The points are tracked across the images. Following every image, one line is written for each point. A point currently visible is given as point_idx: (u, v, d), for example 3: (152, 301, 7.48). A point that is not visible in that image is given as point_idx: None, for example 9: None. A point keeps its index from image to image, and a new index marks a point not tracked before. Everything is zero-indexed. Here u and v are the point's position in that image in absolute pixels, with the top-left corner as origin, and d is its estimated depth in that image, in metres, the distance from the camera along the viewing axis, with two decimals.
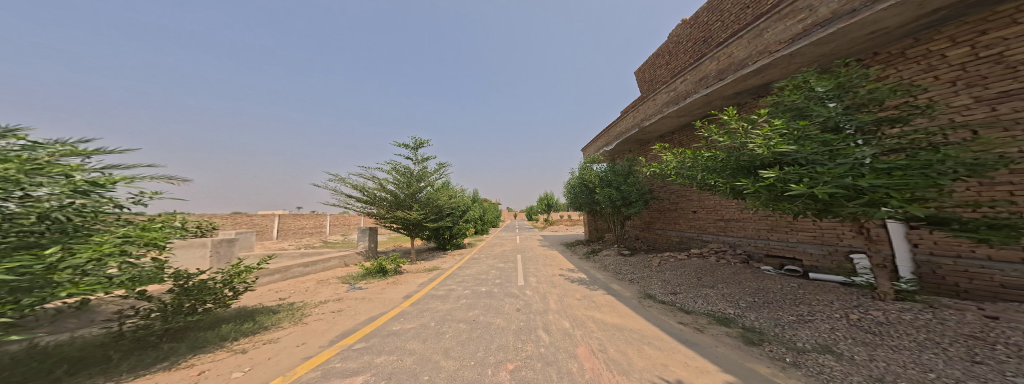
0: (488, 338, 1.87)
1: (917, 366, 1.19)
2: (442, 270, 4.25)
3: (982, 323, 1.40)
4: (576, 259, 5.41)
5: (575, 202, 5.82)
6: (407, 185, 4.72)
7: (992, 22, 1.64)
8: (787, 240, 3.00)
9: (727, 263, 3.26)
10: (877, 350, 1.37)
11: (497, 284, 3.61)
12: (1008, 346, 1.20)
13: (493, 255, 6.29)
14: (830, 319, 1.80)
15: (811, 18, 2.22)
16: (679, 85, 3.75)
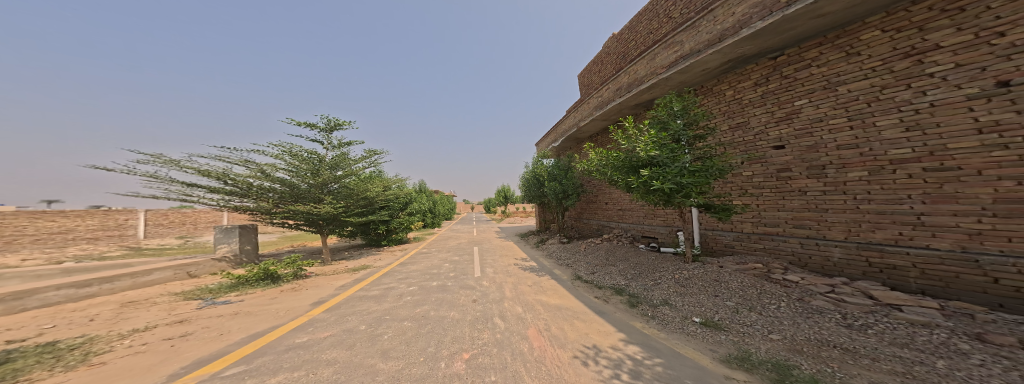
0: (441, 332, 1.94)
1: (700, 305, 1.90)
2: (373, 268, 4.04)
3: (724, 271, 2.31)
4: (528, 248, 5.78)
5: (528, 195, 6.14)
6: (307, 173, 4.18)
7: (742, 75, 2.78)
8: (650, 223, 3.86)
9: (622, 244, 4.01)
10: (684, 297, 2.09)
11: (451, 278, 3.65)
12: (726, 284, 2.11)
13: (445, 248, 6.23)
14: (665, 278, 2.55)
15: (681, 51, 2.88)
16: (604, 93, 4.29)
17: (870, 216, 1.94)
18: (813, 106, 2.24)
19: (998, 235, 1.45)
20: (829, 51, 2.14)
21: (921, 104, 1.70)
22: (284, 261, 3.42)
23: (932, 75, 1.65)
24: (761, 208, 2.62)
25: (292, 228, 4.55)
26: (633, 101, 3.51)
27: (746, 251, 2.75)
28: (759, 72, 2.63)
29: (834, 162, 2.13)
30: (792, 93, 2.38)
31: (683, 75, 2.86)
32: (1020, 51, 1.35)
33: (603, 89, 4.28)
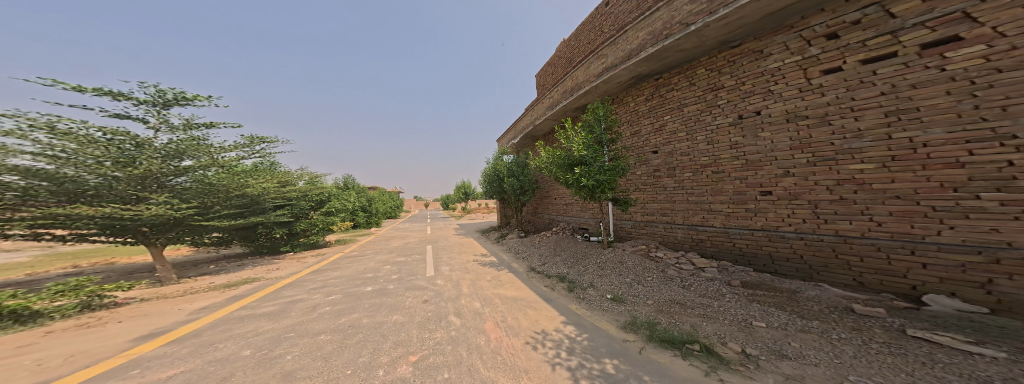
0: (379, 339, 1.85)
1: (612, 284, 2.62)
2: (260, 282, 3.48)
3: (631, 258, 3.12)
4: (488, 243, 5.83)
5: (487, 191, 6.13)
6: (87, 160, 3.00)
7: (642, 91, 3.51)
8: (583, 216, 4.36)
9: (565, 235, 4.40)
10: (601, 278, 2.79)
11: (397, 280, 3.50)
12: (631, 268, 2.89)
13: (397, 249, 5.83)
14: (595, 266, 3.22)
15: (609, 58, 3.28)
16: (553, 95, 4.55)
17: (690, 203, 2.97)
18: (672, 120, 3.16)
19: (739, 217, 2.58)
20: (681, 82, 3.04)
21: (714, 125, 2.75)
22: (51, 289, 2.38)
23: (721, 107, 2.68)
24: (648, 204, 3.46)
25: (65, 240, 3.19)
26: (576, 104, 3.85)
27: (637, 234, 3.63)
28: (647, 90, 3.44)
29: (680, 165, 3.09)
30: (662, 111, 3.26)
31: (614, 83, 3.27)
32: (747, 96, 2.48)
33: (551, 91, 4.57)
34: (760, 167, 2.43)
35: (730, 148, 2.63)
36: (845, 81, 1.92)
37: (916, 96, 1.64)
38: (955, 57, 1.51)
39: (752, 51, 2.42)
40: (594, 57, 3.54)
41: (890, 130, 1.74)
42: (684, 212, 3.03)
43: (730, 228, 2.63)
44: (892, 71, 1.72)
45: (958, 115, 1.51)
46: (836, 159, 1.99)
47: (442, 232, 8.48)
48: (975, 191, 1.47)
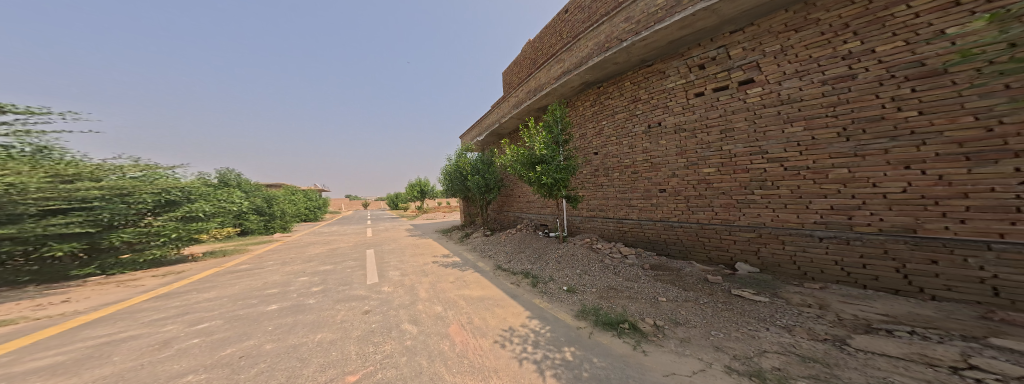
0: (299, 364, 1.60)
1: None
2: (19, 323, 2.18)
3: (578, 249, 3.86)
4: (451, 243, 5.58)
5: (451, 189, 5.85)
6: None
7: (586, 96, 4.14)
8: (542, 212, 4.59)
9: (527, 232, 4.53)
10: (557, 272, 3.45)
11: (320, 294, 3.14)
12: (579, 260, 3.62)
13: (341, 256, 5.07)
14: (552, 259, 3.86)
15: (569, 61, 3.65)
16: (517, 94, 4.71)
17: (618, 203, 3.79)
18: (607, 126, 3.86)
19: (644, 212, 3.51)
20: (613, 91, 3.75)
21: (633, 132, 3.54)
22: None
23: (638, 116, 3.47)
24: (592, 202, 4.17)
25: None
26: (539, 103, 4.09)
27: (585, 228, 4.25)
28: (589, 96, 4.09)
29: (611, 166, 3.83)
30: (599, 116, 3.95)
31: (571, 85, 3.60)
32: (647, 110, 3.36)
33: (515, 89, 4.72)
34: (655, 165, 3.31)
35: (640, 150, 3.48)
36: (705, 105, 2.84)
37: (734, 120, 2.64)
38: (750, 93, 2.54)
39: (657, 73, 3.23)
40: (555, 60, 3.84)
41: (720, 143, 2.75)
42: (617, 207, 3.79)
43: (642, 221, 3.49)
44: (725, 98, 2.70)
45: (749, 136, 2.56)
46: (695, 163, 2.95)
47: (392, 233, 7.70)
48: (755, 187, 2.54)
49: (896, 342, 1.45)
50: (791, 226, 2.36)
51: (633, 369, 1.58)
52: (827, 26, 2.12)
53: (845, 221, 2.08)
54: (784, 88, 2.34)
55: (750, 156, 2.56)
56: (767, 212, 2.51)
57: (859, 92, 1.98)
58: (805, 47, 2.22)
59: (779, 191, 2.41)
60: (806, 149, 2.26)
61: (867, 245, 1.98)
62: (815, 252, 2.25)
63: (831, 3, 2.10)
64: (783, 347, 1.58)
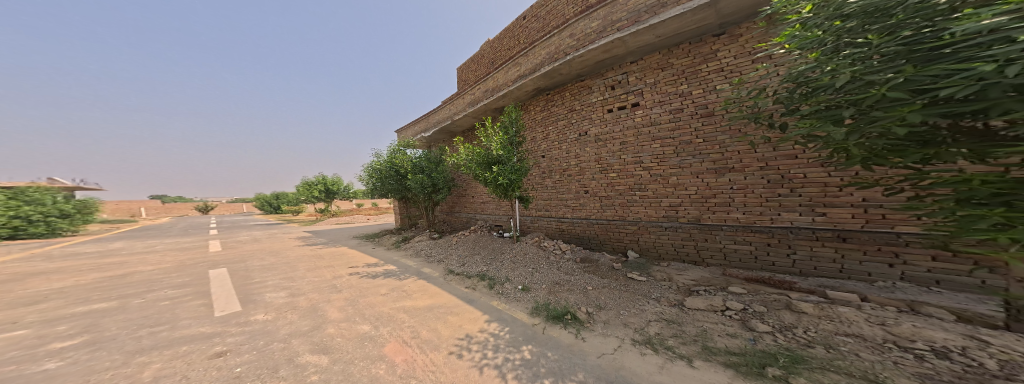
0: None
1: (517, 277, 3.86)
2: None
3: (526, 247, 4.58)
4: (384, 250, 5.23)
5: (383, 189, 5.53)
6: None
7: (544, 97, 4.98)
8: (495, 210, 4.95)
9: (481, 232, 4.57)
10: (510, 271, 4.04)
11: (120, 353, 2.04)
12: (526, 260, 4.28)
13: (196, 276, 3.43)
14: (504, 260, 4.35)
15: (524, 66, 4.10)
16: (473, 92, 5.05)
17: (555, 212, 4.99)
18: (552, 132, 4.88)
19: (572, 214, 4.76)
20: (556, 99, 4.73)
21: (569, 137, 4.67)
22: None
23: (573, 125, 4.59)
24: (542, 202, 5.15)
25: None
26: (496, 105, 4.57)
27: (533, 227, 5.12)
28: (543, 101, 5.02)
29: (553, 169, 4.91)
30: (547, 121, 4.92)
31: (526, 90, 4.17)
32: (576, 123, 4.51)
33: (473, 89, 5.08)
34: (582, 169, 4.55)
35: (573, 156, 4.64)
36: (613, 120, 4.09)
37: (627, 135, 3.96)
38: (634, 112, 3.84)
39: (587, 87, 4.34)
40: (515, 63, 4.34)
41: (620, 152, 4.06)
42: (557, 208, 4.90)
43: (573, 220, 4.71)
44: (621, 117, 3.99)
45: (634, 148, 3.92)
46: (604, 169, 4.28)
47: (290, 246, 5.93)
48: (632, 186, 4.02)
49: (702, 299, 2.80)
50: (651, 219, 3.88)
51: (578, 357, 2.26)
52: (675, 70, 3.44)
53: (675, 212, 3.68)
54: (654, 113, 3.68)
55: (633, 165, 3.95)
56: (639, 207, 3.99)
57: (685, 120, 3.43)
58: (665, 83, 3.53)
59: (645, 194, 3.89)
60: (660, 161, 3.71)
61: (680, 230, 3.65)
62: (660, 236, 3.84)
63: (677, 55, 3.42)
64: (660, 316, 2.67)
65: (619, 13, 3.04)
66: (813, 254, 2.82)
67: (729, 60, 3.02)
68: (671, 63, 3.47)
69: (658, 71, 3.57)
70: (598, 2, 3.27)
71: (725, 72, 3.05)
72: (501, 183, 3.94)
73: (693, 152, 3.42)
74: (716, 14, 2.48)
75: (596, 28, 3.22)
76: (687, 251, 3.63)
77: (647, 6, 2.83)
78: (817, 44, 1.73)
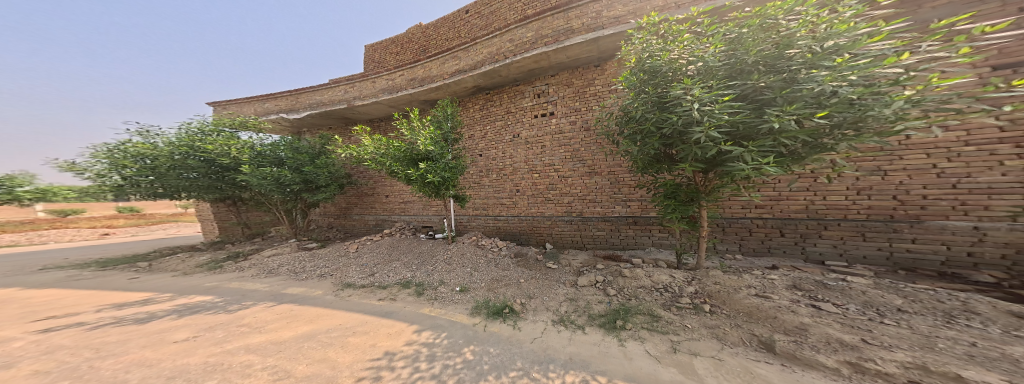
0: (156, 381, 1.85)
1: (476, 282, 4.59)
2: None
3: (472, 250, 6.03)
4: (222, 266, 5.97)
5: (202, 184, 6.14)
6: None
7: (491, 97, 7.43)
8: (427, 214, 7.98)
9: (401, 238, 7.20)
10: (463, 276, 4.93)
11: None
12: (467, 266, 5.33)
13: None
14: (467, 272, 5.20)
15: (466, 60, 7.11)
16: (398, 78, 8.07)
17: (492, 221, 7.42)
18: (490, 129, 7.48)
19: (506, 224, 7.24)
20: (496, 99, 7.35)
21: (507, 131, 7.20)
22: None
23: (509, 125, 7.15)
24: (483, 202, 7.61)
25: None
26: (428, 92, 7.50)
27: (471, 225, 7.83)
28: (483, 99, 7.58)
29: (492, 167, 7.39)
30: (488, 119, 7.47)
31: (465, 82, 7.11)
32: (507, 126, 7.20)
33: (399, 75, 8.03)
34: (514, 169, 7.09)
35: (507, 157, 7.20)
36: (535, 123, 6.80)
37: (544, 140, 6.71)
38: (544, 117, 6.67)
39: (521, 91, 6.95)
40: (467, 51, 7.10)
41: (532, 155, 6.85)
42: (495, 206, 7.36)
43: (508, 217, 7.20)
44: (536, 122, 6.78)
45: (551, 158, 6.62)
46: (530, 169, 6.90)
47: (63, 294, 4.39)
48: (544, 186, 6.72)
49: (586, 278, 4.48)
50: (557, 213, 6.59)
51: (516, 346, 2.83)
52: (566, 90, 6.45)
53: (571, 209, 6.44)
54: (562, 123, 6.48)
55: (547, 167, 6.66)
56: (544, 208, 6.76)
57: (570, 124, 6.41)
58: (568, 98, 6.43)
59: (545, 197, 6.74)
60: (555, 165, 6.58)
61: (568, 222, 6.45)
62: (557, 231, 6.61)
63: (567, 76, 6.48)
64: (567, 299, 3.88)
65: (546, 31, 6.14)
66: (630, 234, 6.01)
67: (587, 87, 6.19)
68: (572, 81, 6.42)
69: (567, 85, 6.43)
70: (531, 19, 6.32)
71: (586, 94, 6.23)
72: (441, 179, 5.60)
73: (578, 158, 6.31)
74: (597, 46, 5.49)
75: (528, 37, 6.34)
76: (577, 238, 6.43)
77: (562, 29, 5.99)
78: (632, 85, 3.14)
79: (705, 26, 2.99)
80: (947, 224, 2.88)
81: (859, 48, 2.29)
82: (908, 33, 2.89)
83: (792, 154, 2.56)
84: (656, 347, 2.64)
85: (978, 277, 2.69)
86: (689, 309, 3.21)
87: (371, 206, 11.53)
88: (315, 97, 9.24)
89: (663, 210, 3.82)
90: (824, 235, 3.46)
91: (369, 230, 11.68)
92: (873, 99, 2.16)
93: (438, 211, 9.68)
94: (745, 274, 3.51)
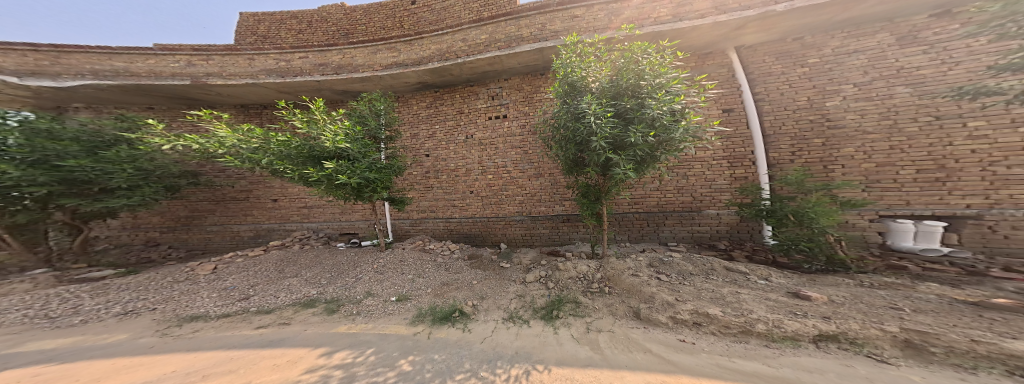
0: None
1: (437, 293, 5.45)
2: None
3: (416, 260, 7.06)
4: None
5: None
6: None
7: (445, 101, 9.04)
8: (348, 220, 8.60)
9: (302, 251, 7.36)
10: (411, 285, 5.79)
11: None
12: (405, 277, 6.08)
13: None
14: (419, 281, 5.98)
15: (404, 54, 6.94)
16: (284, 56, 6.45)
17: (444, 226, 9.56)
18: (440, 131, 9.19)
19: (455, 228, 9.48)
20: (449, 101, 8.99)
21: (465, 132, 9.04)
22: None
23: (462, 127, 9.04)
24: (433, 204, 9.68)
25: None
26: (342, 82, 6.74)
27: (420, 226, 9.81)
28: (432, 101, 9.12)
29: (442, 168, 9.44)
30: (441, 118, 9.09)
31: (405, 76, 6.94)
32: (461, 125, 9.02)
33: (297, 56, 6.46)
34: (468, 170, 9.20)
35: (461, 158, 9.23)
36: (490, 126, 8.82)
37: (496, 141, 8.85)
38: (496, 119, 8.76)
39: (475, 92, 8.76)
40: (414, 44, 7.02)
41: (484, 158, 8.98)
42: (448, 206, 9.50)
43: (463, 218, 9.35)
44: (490, 123, 8.80)
45: (501, 163, 8.87)
46: (485, 168, 9.01)
47: None
48: (487, 186, 9.05)
49: (536, 276, 5.92)
50: (496, 214, 9.02)
51: (466, 347, 3.59)
52: (511, 100, 8.56)
53: (523, 207, 8.73)
54: (513, 126, 8.66)
55: (501, 167, 8.89)
56: (487, 212, 9.11)
57: (517, 129, 8.65)
58: (518, 104, 8.55)
59: (490, 199, 9.06)
60: (506, 168, 8.84)
61: (518, 224, 8.77)
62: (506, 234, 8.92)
63: (512, 85, 8.54)
64: (517, 300, 5.05)
65: (500, 36, 7.01)
66: (566, 230, 8.39)
67: (523, 99, 8.50)
68: (523, 86, 8.47)
69: (518, 90, 8.48)
70: (485, 22, 7.04)
71: (529, 102, 8.42)
72: (362, 182, 5.73)
73: (528, 160, 8.64)
74: (542, 56, 7.04)
75: (483, 38, 6.93)
76: (526, 237, 8.79)
77: (515, 35, 6.99)
78: (563, 102, 5.37)
79: (603, 57, 5.20)
80: (709, 212, 5.89)
81: (667, 88, 4.72)
82: (702, 75, 5.49)
83: (644, 158, 5.04)
84: (577, 331, 3.94)
85: (718, 244, 5.83)
86: (594, 293, 5.02)
87: (241, 214, 8.63)
88: (111, 62, 6.14)
89: (579, 202, 6.16)
90: (666, 225, 6.20)
91: (236, 245, 8.67)
92: (665, 128, 4.67)
93: (360, 214, 8.67)
94: (627, 259, 5.65)
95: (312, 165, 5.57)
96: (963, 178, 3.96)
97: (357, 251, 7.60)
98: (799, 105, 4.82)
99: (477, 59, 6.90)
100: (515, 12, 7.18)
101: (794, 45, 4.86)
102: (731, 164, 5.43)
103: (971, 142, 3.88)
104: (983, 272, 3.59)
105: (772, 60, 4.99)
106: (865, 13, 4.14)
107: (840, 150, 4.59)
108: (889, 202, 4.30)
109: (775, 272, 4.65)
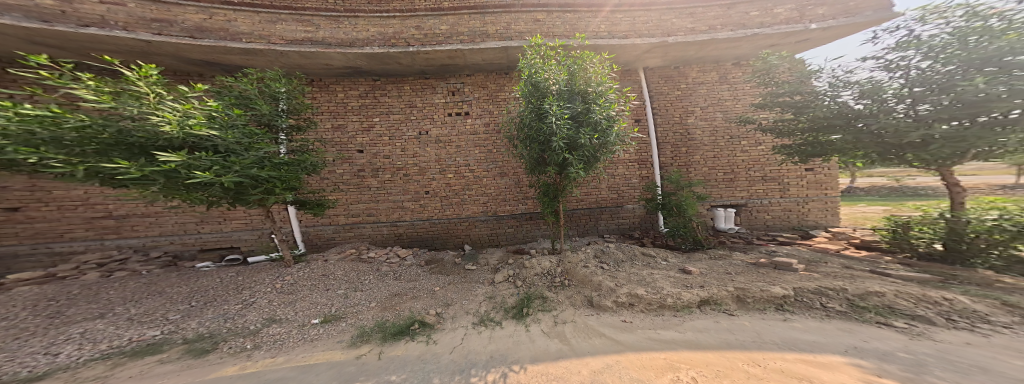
0: None
1: (384, 307, 4.88)
2: None
3: (346, 274, 6.07)
4: None
5: None
6: None
7: (385, 90, 7.85)
8: (221, 232, 6.80)
9: (130, 288, 5.14)
10: (341, 301, 5.04)
11: None
12: (338, 299, 5.11)
13: None
14: (357, 298, 5.19)
15: (318, 32, 5.86)
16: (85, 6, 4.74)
17: (385, 232, 8.22)
18: (378, 122, 7.87)
19: (404, 235, 8.31)
20: (395, 91, 7.85)
21: (420, 131, 8.04)
22: None
23: (411, 121, 7.97)
24: (367, 209, 8.08)
25: None
26: (200, 50, 5.27)
27: (351, 235, 8.09)
28: (362, 85, 7.76)
29: (384, 167, 7.98)
30: (383, 106, 7.84)
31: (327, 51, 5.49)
32: (403, 121, 7.94)
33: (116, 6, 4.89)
34: (422, 169, 8.16)
35: (414, 155, 8.08)
36: (450, 123, 8.10)
37: (459, 140, 8.18)
38: (456, 115, 8.12)
39: (432, 86, 7.94)
40: (341, 22, 6.03)
41: (439, 158, 8.18)
42: (395, 210, 8.15)
43: (415, 221, 8.28)
44: (446, 120, 8.08)
45: (456, 163, 8.24)
46: (445, 169, 8.24)
47: None
48: (438, 183, 8.25)
49: (501, 279, 6.06)
50: (456, 214, 8.43)
51: (431, 359, 3.48)
52: (471, 98, 8.09)
53: (487, 208, 8.49)
54: (476, 124, 8.18)
55: (462, 167, 8.27)
56: (444, 214, 8.39)
57: (478, 123, 8.17)
58: (484, 102, 8.10)
59: (444, 202, 8.35)
60: (462, 166, 8.28)
61: (480, 226, 8.55)
62: (461, 233, 8.53)
63: (468, 76, 8.06)
64: (483, 304, 5.10)
65: (462, 28, 6.59)
66: (528, 228, 8.73)
67: (480, 96, 8.11)
68: (486, 84, 8.11)
69: (481, 87, 8.08)
70: (444, 12, 6.54)
71: (490, 98, 8.11)
72: (244, 182, 3.88)
73: (492, 160, 8.32)
74: (506, 55, 6.73)
75: (444, 29, 6.49)
76: (491, 236, 8.65)
77: (479, 29, 6.67)
78: (530, 97, 5.54)
79: (564, 58, 5.54)
80: (629, 206, 8.60)
81: (605, 96, 5.54)
82: (624, 96, 6.70)
83: (590, 159, 5.75)
84: (546, 325, 4.35)
85: (634, 233, 8.54)
86: (553, 286, 5.67)
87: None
88: None
89: (539, 197, 6.64)
90: (604, 217, 8.58)
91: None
92: (611, 132, 5.44)
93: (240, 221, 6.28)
94: (581, 256, 6.66)
95: (124, 158, 3.34)
96: (737, 181, 8.38)
97: (248, 275, 5.76)
98: (674, 118, 8.42)
99: (434, 50, 6.34)
100: (479, 6, 6.82)
101: (672, 72, 8.37)
102: (640, 165, 8.47)
103: (740, 154, 8.29)
104: (750, 239, 7.64)
105: (660, 80, 8.41)
106: (701, 55, 7.70)
107: (693, 158, 8.44)
108: (715, 195, 8.47)
109: (672, 255, 6.91)
